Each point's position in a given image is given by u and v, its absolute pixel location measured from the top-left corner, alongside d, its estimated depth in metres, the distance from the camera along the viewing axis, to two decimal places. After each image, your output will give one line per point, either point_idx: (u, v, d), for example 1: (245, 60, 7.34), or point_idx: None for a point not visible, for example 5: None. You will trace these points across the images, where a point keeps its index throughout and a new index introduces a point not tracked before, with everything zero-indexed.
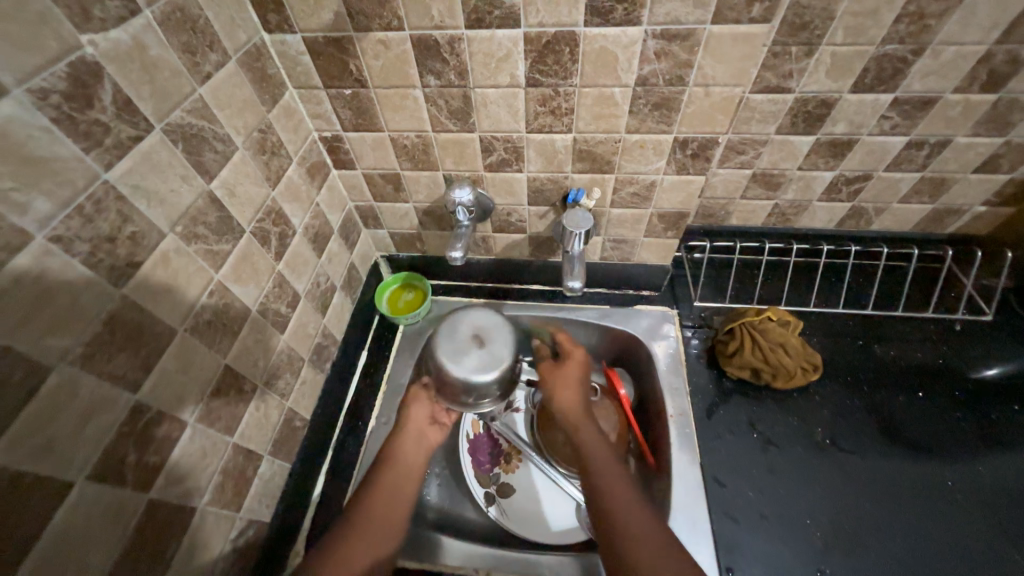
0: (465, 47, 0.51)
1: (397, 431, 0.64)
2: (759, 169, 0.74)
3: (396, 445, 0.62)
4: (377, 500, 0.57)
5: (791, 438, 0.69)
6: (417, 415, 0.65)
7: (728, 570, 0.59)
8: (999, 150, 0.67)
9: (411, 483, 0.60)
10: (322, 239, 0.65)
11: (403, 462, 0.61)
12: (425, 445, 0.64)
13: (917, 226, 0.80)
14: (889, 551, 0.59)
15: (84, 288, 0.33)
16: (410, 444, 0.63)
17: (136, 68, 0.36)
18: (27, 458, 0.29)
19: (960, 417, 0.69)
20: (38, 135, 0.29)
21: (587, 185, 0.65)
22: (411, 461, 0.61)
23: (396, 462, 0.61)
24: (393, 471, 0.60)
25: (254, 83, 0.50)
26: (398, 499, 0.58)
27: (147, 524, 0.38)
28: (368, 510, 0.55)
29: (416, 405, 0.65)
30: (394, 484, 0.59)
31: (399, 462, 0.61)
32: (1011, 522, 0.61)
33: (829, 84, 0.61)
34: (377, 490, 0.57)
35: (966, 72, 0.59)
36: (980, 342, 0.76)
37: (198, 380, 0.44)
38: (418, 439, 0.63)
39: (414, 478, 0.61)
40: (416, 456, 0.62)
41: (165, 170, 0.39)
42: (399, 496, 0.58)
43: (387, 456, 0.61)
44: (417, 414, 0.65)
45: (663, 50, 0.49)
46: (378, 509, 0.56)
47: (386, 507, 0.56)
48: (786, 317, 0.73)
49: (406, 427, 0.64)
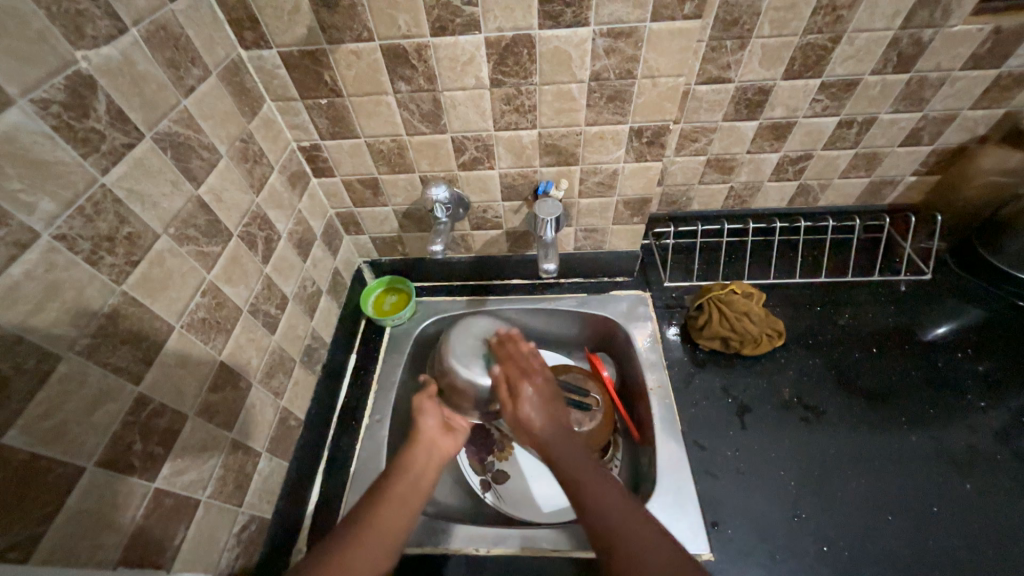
0: (432, 53, 0.55)
1: (408, 442, 0.62)
2: (712, 155, 0.80)
3: (410, 454, 0.60)
4: (385, 503, 0.54)
5: (762, 399, 0.74)
6: (429, 425, 0.63)
7: (713, 524, 0.63)
8: (919, 124, 0.75)
9: (421, 494, 0.57)
10: (306, 244, 0.68)
11: (413, 471, 0.58)
12: (438, 456, 0.61)
13: (859, 199, 0.88)
14: (858, 491, 0.64)
15: (88, 282, 0.35)
16: (421, 453, 0.60)
17: (126, 81, 0.39)
18: (42, 441, 0.31)
19: (911, 367, 0.75)
20: (42, 141, 0.32)
21: (554, 177, 0.70)
22: (422, 470, 0.58)
23: (407, 470, 0.58)
24: (403, 479, 0.57)
25: (234, 96, 0.53)
26: (407, 508, 0.54)
27: (154, 512, 0.40)
28: (375, 507, 0.53)
29: (426, 413, 0.64)
30: (404, 492, 0.55)
31: (409, 470, 0.58)
32: (962, 455, 0.66)
33: (764, 73, 0.68)
34: (387, 497, 0.55)
35: (880, 55, 0.66)
36: (928, 300, 0.82)
37: (196, 375, 0.46)
38: (430, 448, 0.61)
39: (424, 489, 0.57)
40: (428, 466, 0.59)
41: (157, 175, 0.41)
42: (406, 504, 0.55)
43: (399, 465, 0.58)
44: (429, 422, 0.63)
45: (611, 47, 0.54)
46: (386, 512, 0.53)
47: (395, 514, 0.53)
48: (749, 289, 0.79)
49: (419, 436, 0.62)
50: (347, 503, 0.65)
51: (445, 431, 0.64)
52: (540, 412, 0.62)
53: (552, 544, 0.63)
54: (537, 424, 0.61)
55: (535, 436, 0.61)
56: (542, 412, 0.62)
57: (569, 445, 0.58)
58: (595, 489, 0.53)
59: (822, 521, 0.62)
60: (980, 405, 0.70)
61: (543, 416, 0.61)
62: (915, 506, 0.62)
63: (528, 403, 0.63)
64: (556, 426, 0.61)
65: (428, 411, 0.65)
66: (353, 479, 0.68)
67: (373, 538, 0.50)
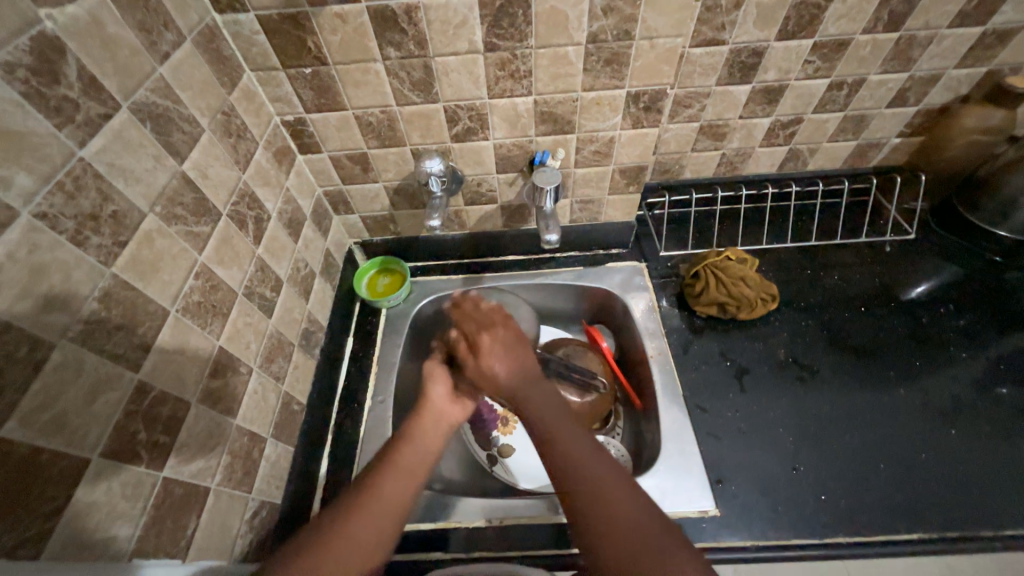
0: (422, 15, 0.52)
1: (416, 412, 0.61)
2: (705, 122, 0.80)
3: (417, 424, 0.59)
4: (392, 473, 0.53)
5: (758, 360, 0.76)
6: (437, 395, 0.62)
7: (718, 481, 0.65)
8: (905, 85, 0.76)
9: (428, 464, 0.56)
10: (297, 225, 0.65)
11: (419, 443, 0.57)
12: (446, 425, 0.61)
13: (845, 162, 0.89)
14: (853, 442, 0.67)
15: (75, 264, 0.33)
16: (428, 424, 0.59)
17: (96, 45, 0.35)
18: (41, 434, 0.30)
19: (898, 323, 0.78)
20: (12, 111, 0.29)
21: (550, 147, 0.68)
22: (429, 440, 0.57)
23: (413, 440, 0.57)
24: (409, 450, 0.56)
25: (212, 65, 0.50)
26: (413, 479, 0.53)
27: (164, 501, 0.39)
28: (380, 479, 0.52)
29: (435, 381, 0.63)
30: (411, 464, 0.54)
31: (414, 440, 0.57)
32: (948, 405, 0.69)
33: (757, 34, 0.67)
34: (394, 467, 0.53)
35: (871, 14, 0.66)
36: (910, 259, 0.85)
37: (196, 361, 0.44)
38: (438, 416, 0.60)
39: (431, 458, 0.57)
40: (436, 434, 0.59)
41: (138, 150, 0.38)
42: (412, 476, 0.54)
43: (404, 435, 0.57)
44: (438, 391, 0.62)
45: (609, 6, 0.53)
46: (391, 484, 0.52)
47: (400, 485, 0.52)
48: (744, 255, 0.80)
49: (427, 406, 0.60)
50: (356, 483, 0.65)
51: (453, 400, 0.63)
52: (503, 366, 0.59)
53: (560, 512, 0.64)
54: (502, 377, 0.58)
55: (501, 389, 0.59)
56: (504, 365, 0.59)
57: (536, 396, 0.57)
58: (567, 445, 0.52)
59: (822, 473, 0.65)
60: (962, 355, 0.74)
61: (510, 368, 0.59)
62: (906, 454, 0.66)
63: (492, 357, 0.59)
64: (523, 377, 0.58)
65: (439, 378, 0.64)
66: (361, 459, 0.67)
67: (376, 510, 0.49)
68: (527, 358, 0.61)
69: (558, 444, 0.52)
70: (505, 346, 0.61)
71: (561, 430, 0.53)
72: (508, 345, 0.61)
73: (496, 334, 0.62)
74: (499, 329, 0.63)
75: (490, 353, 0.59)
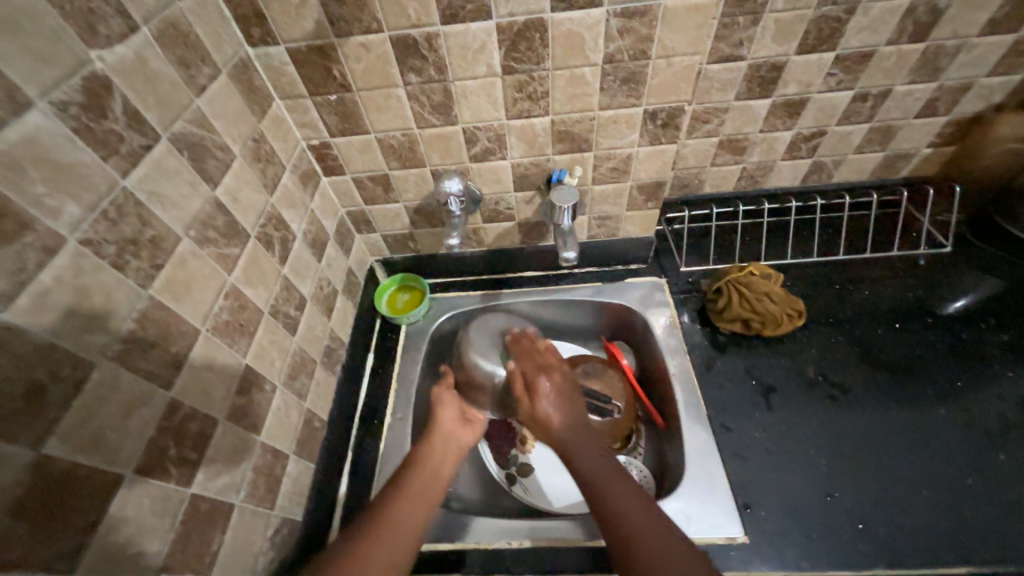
0: (442, 42, 0.54)
1: (426, 435, 0.63)
2: (724, 136, 0.79)
3: (426, 446, 0.61)
4: (401, 497, 0.53)
5: (786, 378, 0.73)
6: (447, 418, 0.65)
7: (746, 506, 0.62)
8: (934, 94, 0.74)
9: (439, 487, 0.57)
10: (320, 244, 0.67)
11: (429, 465, 0.58)
12: (456, 447, 0.63)
13: (872, 174, 0.87)
14: (891, 465, 0.64)
15: (116, 286, 0.34)
16: (439, 445, 0.61)
17: (141, 81, 0.38)
18: (80, 450, 0.31)
19: (935, 339, 0.74)
20: (64, 144, 0.31)
21: (567, 164, 0.69)
22: (439, 464, 0.59)
23: (424, 464, 0.58)
24: (421, 473, 0.57)
25: (244, 95, 0.52)
26: (426, 501, 0.54)
27: (191, 517, 0.40)
28: (394, 502, 0.53)
29: (444, 405, 0.66)
30: (420, 487, 0.55)
31: (425, 463, 0.58)
32: (995, 425, 0.65)
33: (776, 49, 0.67)
34: (403, 491, 0.54)
35: (895, 25, 0.65)
36: (947, 272, 0.81)
37: (223, 378, 0.45)
38: (448, 439, 0.62)
39: (442, 482, 0.58)
40: (445, 457, 0.60)
41: (174, 177, 0.41)
42: (425, 498, 0.54)
43: (415, 459, 0.59)
44: (448, 415, 0.65)
45: (625, 27, 0.53)
46: (405, 506, 0.52)
47: (411, 508, 0.52)
48: (767, 270, 0.78)
49: (437, 429, 0.63)
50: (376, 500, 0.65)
51: (462, 423, 0.66)
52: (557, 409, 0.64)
53: (580, 533, 0.62)
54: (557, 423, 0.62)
55: (552, 435, 0.63)
56: (559, 411, 0.64)
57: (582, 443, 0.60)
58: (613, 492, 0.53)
59: (857, 498, 0.61)
60: (1007, 372, 0.69)
61: (564, 416, 0.63)
62: (950, 479, 0.62)
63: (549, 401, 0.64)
64: (575, 427, 0.62)
65: (448, 403, 0.67)
66: (380, 477, 0.67)
67: (391, 532, 0.49)
68: (577, 407, 0.65)
69: (603, 494, 0.53)
70: (559, 392, 0.66)
71: (609, 481, 0.54)
72: (563, 391, 0.66)
73: (553, 379, 0.68)
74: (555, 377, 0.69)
75: (546, 397, 0.65)
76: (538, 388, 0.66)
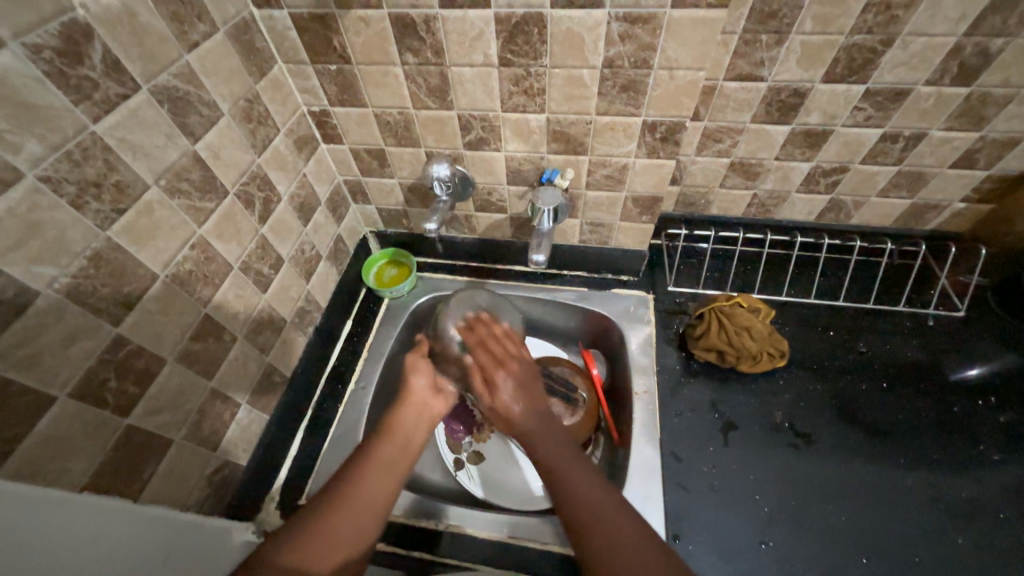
0: (440, 25, 0.54)
1: (398, 402, 0.62)
2: (736, 158, 0.75)
3: (400, 415, 0.60)
4: (371, 464, 0.54)
5: (749, 418, 0.71)
6: (419, 387, 0.63)
7: (675, 537, 0.61)
8: (974, 145, 0.68)
9: (409, 457, 0.57)
10: (309, 209, 0.69)
11: (403, 436, 0.58)
12: (428, 417, 0.62)
13: (896, 221, 0.81)
14: (835, 528, 0.61)
15: (71, 224, 0.37)
16: (411, 415, 0.61)
17: (125, 31, 0.39)
18: (13, 368, 0.34)
19: (922, 408, 0.70)
20: (32, 85, 0.33)
21: (561, 165, 0.68)
22: (411, 434, 0.59)
23: (396, 433, 0.58)
24: (392, 443, 0.57)
25: (242, 54, 0.54)
26: (394, 472, 0.54)
27: (124, 446, 0.43)
28: (360, 469, 0.53)
29: (417, 373, 0.64)
30: (392, 457, 0.56)
31: (398, 433, 0.58)
32: (959, 507, 0.62)
33: (801, 74, 0.63)
34: (375, 459, 0.54)
35: (937, 64, 0.59)
36: (954, 338, 0.76)
37: (177, 323, 0.48)
38: (421, 410, 0.62)
39: (413, 453, 0.58)
40: (416, 431, 0.60)
41: (151, 128, 0.43)
42: (393, 472, 0.54)
43: (389, 426, 0.59)
44: (419, 383, 0.63)
45: (627, 33, 0.51)
46: (371, 479, 0.52)
47: (381, 479, 0.53)
48: (756, 304, 0.75)
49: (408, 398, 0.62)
50: (323, 460, 0.68)
51: (435, 393, 0.64)
52: (517, 401, 0.58)
53: (512, 531, 0.65)
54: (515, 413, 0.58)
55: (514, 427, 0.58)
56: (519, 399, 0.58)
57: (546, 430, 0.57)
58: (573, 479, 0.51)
59: (793, 553, 0.60)
60: (992, 457, 0.65)
61: (523, 402, 0.58)
62: (895, 552, 0.59)
63: (506, 395, 0.59)
64: (534, 408, 0.59)
65: (420, 371, 0.65)
66: (333, 439, 0.70)
67: (356, 502, 0.50)
68: (538, 391, 0.60)
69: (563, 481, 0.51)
70: (519, 380, 0.60)
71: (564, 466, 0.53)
72: (523, 379, 0.60)
73: (510, 367, 0.61)
74: (512, 364, 0.62)
75: (506, 391, 0.59)
76: (496, 381, 0.60)
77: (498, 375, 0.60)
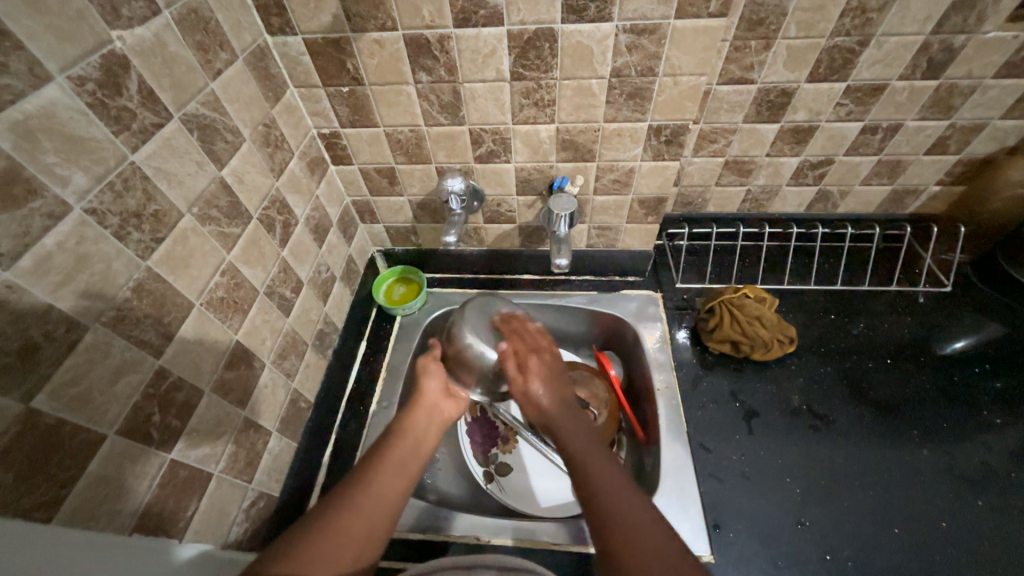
0: (454, 44, 0.56)
1: (411, 403, 0.60)
2: (731, 157, 0.80)
3: (410, 414, 0.58)
4: (384, 465, 0.51)
5: (769, 404, 0.73)
6: (431, 389, 0.62)
7: (716, 527, 0.62)
8: (946, 132, 0.73)
9: (421, 458, 0.54)
10: (323, 230, 0.69)
11: (414, 436, 0.56)
12: (438, 419, 0.60)
13: (879, 207, 0.87)
14: (864, 501, 0.64)
15: (115, 256, 0.36)
16: (422, 416, 0.59)
17: (158, 62, 0.40)
18: (67, 408, 0.33)
19: (925, 380, 0.74)
20: (77, 117, 0.33)
21: (570, 173, 0.70)
22: (423, 436, 0.57)
23: (407, 434, 0.56)
24: (402, 443, 0.54)
25: (259, 81, 0.54)
26: (405, 474, 0.51)
27: (168, 482, 0.41)
28: (374, 470, 0.50)
29: (430, 375, 0.63)
30: (402, 456, 0.53)
31: (409, 433, 0.56)
32: (975, 471, 0.65)
33: (788, 75, 0.67)
34: (387, 461, 0.51)
35: (909, 60, 0.65)
36: (944, 312, 0.80)
37: (213, 353, 0.47)
38: (432, 411, 0.60)
39: (423, 455, 0.55)
40: (429, 430, 0.58)
41: (183, 155, 0.42)
42: (405, 470, 0.52)
43: (398, 428, 0.56)
44: (432, 385, 0.62)
45: (634, 43, 0.54)
46: (383, 477, 0.50)
47: (393, 477, 0.50)
48: (762, 294, 0.78)
49: (420, 399, 0.60)
50: None
51: (446, 396, 0.63)
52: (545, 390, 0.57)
53: (553, 538, 0.63)
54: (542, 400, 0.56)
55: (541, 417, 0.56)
56: (551, 388, 0.57)
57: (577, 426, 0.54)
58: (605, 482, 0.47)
59: (828, 531, 0.61)
60: (995, 421, 0.69)
61: (552, 391, 0.57)
62: (922, 519, 0.62)
63: (536, 379, 0.58)
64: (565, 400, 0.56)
65: (433, 373, 0.64)
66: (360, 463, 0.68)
67: (370, 502, 0.47)
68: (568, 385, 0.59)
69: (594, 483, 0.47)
70: (551, 371, 0.59)
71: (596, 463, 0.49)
72: (554, 368, 0.60)
73: (542, 355, 0.61)
74: (545, 354, 0.62)
75: (536, 374, 0.58)
76: (527, 366, 0.59)
77: (531, 361, 0.60)
